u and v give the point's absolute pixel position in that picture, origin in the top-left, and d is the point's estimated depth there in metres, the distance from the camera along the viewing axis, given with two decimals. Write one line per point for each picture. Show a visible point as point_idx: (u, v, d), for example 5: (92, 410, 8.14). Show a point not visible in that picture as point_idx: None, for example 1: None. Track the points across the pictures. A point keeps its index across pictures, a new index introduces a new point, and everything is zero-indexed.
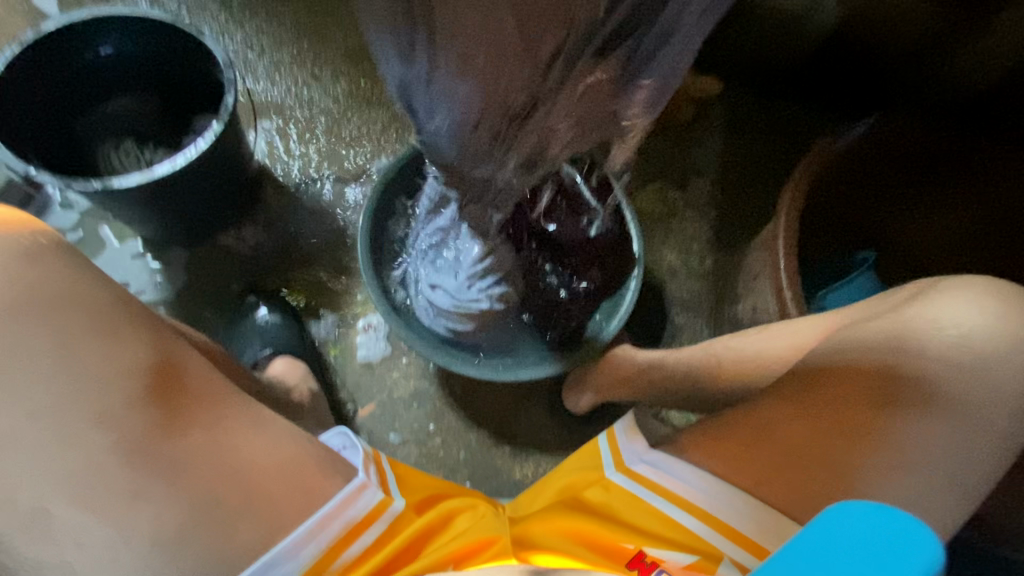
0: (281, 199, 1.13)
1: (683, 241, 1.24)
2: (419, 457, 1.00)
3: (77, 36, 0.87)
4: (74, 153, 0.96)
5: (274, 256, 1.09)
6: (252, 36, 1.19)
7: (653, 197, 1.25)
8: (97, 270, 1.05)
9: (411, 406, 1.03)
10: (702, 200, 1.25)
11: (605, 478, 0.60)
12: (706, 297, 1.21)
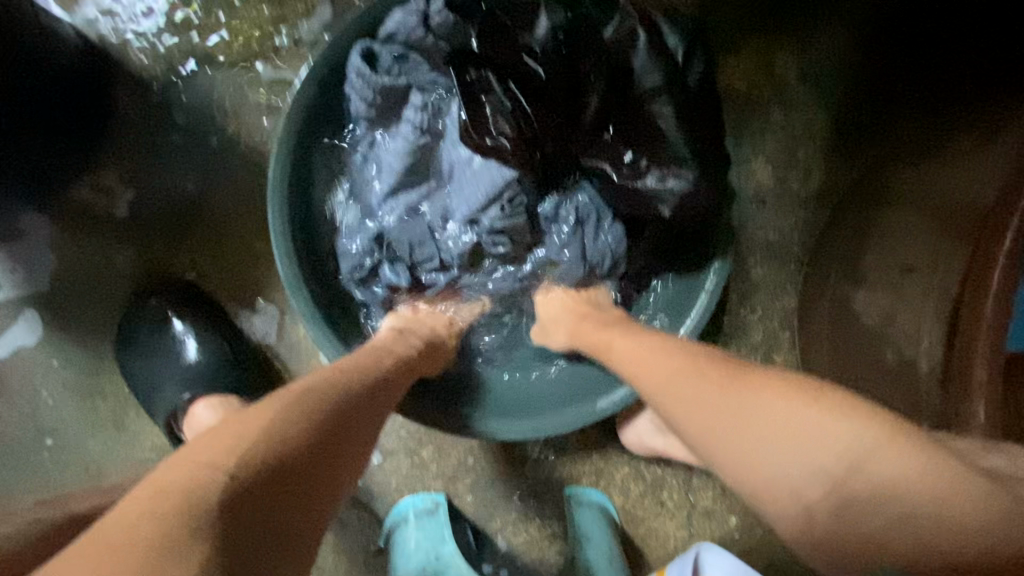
0: (151, 114, 0.72)
1: (783, 144, 0.82)
2: (411, 468, 0.82)
3: None
4: None
5: (161, 218, 0.72)
6: None
7: (748, 66, 0.80)
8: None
9: (395, 410, 0.81)
10: (824, 72, 0.80)
11: None
12: (801, 237, 0.84)
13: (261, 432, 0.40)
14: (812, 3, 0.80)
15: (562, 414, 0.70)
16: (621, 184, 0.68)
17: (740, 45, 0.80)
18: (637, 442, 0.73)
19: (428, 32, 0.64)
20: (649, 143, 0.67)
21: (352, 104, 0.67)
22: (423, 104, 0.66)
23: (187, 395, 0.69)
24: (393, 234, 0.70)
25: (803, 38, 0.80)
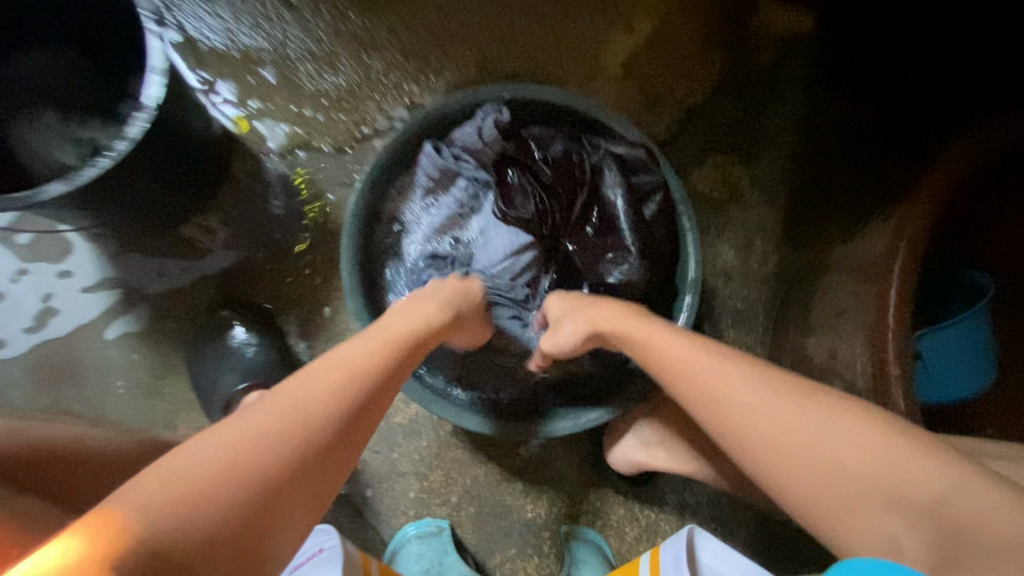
0: (254, 178, 0.93)
1: (741, 235, 1.03)
2: (419, 492, 0.89)
3: None
4: None
5: (247, 252, 0.90)
6: None
7: (710, 176, 1.03)
8: (44, 267, 0.85)
9: (410, 436, 0.90)
10: (769, 185, 1.03)
11: None
12: (763, 306, 1.01)
13: (215, 451, 0.43)
14: (757, 133, 1.04)
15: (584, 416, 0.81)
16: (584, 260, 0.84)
17: (702, 162, 1.04)
18: (621, 460, 0.84)
19: (481, 140, 0.85)
20: (619, 233, 0.82)
21: (414, 195, 0.89)
22: (470, 200, 0.87)
23: (242, 389, 0.82)
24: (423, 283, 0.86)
25: (750, 159, 1.04)
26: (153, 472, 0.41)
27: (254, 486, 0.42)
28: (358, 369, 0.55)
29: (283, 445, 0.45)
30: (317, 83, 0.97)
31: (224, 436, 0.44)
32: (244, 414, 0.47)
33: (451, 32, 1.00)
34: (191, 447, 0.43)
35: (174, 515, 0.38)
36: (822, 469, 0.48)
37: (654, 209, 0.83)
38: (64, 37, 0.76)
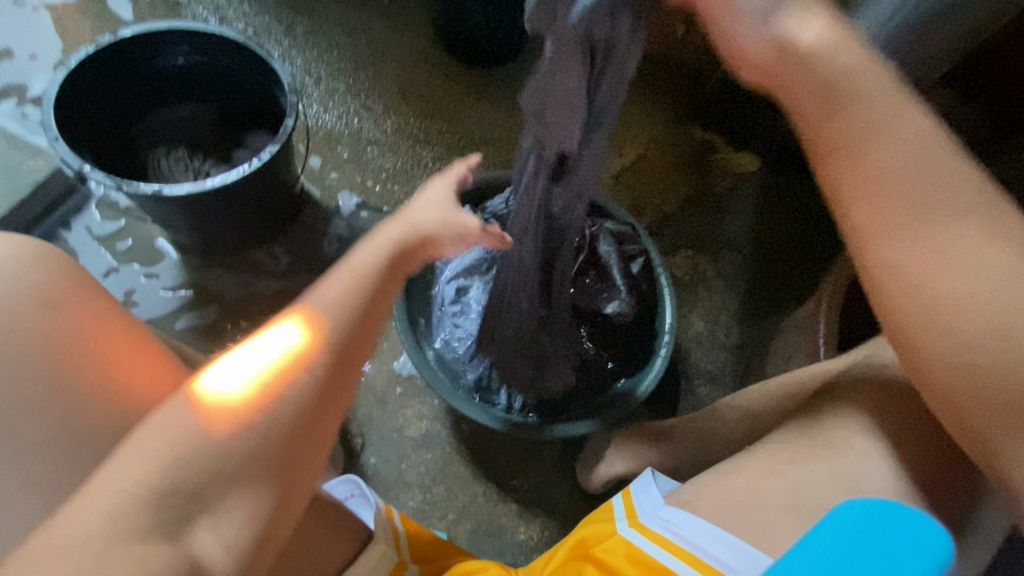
0: (318, 221, 1.13)
1: (711, 311, 1.22)
2: (421, 503, 0.96)
3: (153, 42, 0.90)
4: (126, 150, 0.97)
5: (302, 276, 1.08)
6: (315, 62, 1.28)
7: (684, 264, 1.26)
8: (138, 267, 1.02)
9: (419, 449, 0.99)
10: (732, 276, 1.25)
11: (618, 531, 0.62)
12: (730, 370, 1.18)
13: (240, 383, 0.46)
14: (721, 236, 1.28)
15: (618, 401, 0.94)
16: (583, 306, 0.99)
17: (677, 253, 1.27)
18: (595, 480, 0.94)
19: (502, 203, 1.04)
20: (611, 284, 0.99)
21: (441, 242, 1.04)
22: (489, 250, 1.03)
23: None
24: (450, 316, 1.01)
25: (716, 255, 1.27)
26: (243, 358, 0.47)
27: (281, 421, 0.45)
28: (369, 268, 0.54)
29: (341, 351, 0.49)
30: (379, 158, 1.22)
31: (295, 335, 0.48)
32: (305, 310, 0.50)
33: (488, 135, 1.28)
34: (271, 340, 0.48)
35: (276, 400, 0.45)
36: (971, 292, 0.48)
37: (639, 268, 1.01)
38: (206, 97, 1.00)
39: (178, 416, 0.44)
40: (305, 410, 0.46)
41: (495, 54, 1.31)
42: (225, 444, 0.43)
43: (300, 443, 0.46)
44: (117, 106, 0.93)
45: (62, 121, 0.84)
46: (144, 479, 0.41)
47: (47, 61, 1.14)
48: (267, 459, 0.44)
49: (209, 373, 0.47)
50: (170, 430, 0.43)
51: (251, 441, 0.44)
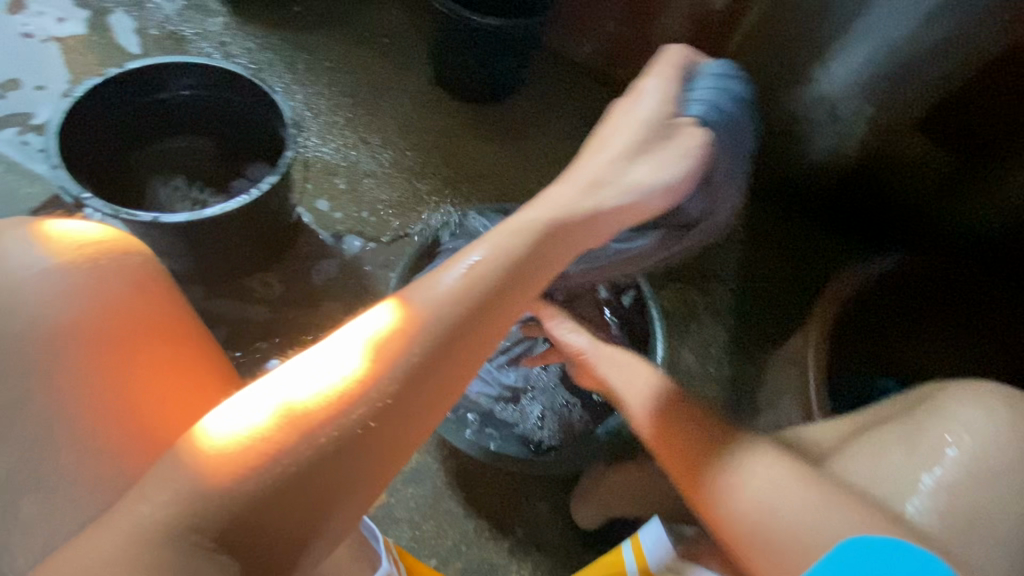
0: (313, 250, 1.14)
1: (702, 344, 1.23)
2: (410, 540, 0.93)
3: (158, 76, 0.92)
4: (125, 177, 0.98)
5: (296, 305, 1.08)
6: (315, 97, 1.32)
7: (674, 297, 1.27)
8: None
9: (408, 483, 0.97)
10: (722, 310, 1.27)
11: None
12: (722, 404, 1.18)
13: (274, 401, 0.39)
14: (712, 271, 1.31)
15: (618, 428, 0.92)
16: None
17: (667, 286, 1.28)
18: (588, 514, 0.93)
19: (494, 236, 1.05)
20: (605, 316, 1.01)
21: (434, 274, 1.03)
22: None
23: None
24: None
25: (706, 289, 1.29)
26: (270, 394, 0.40)
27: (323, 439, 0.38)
28: (473, 281, 0.45)
29: (381, 406, 0.40)
30: (376, 190, 1.24)
31: (329, 376, 0.41)
32: (357, 344, 0.42)
33: (484, 171, 1.31)
34: (303, 377, 0.41)
35: (285, 453, 0.37)
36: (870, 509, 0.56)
37: (631, 298, 1.01)
38: (207, 129, 1.02)
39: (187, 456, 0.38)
40: (315, 477, 0.38)
41: (490, 92, 1.35)
42: (223, 503, 0.36)
43: (343, 463, 0.38)
44: (120, 135, 0.95)
45: (65, 149, 0.84)
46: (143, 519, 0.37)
47: (56, 92, 1.16)
48: (265, 528, 0.37)
49: (233, 403, 0.41)
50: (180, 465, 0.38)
51: (244, 501, 0.36)
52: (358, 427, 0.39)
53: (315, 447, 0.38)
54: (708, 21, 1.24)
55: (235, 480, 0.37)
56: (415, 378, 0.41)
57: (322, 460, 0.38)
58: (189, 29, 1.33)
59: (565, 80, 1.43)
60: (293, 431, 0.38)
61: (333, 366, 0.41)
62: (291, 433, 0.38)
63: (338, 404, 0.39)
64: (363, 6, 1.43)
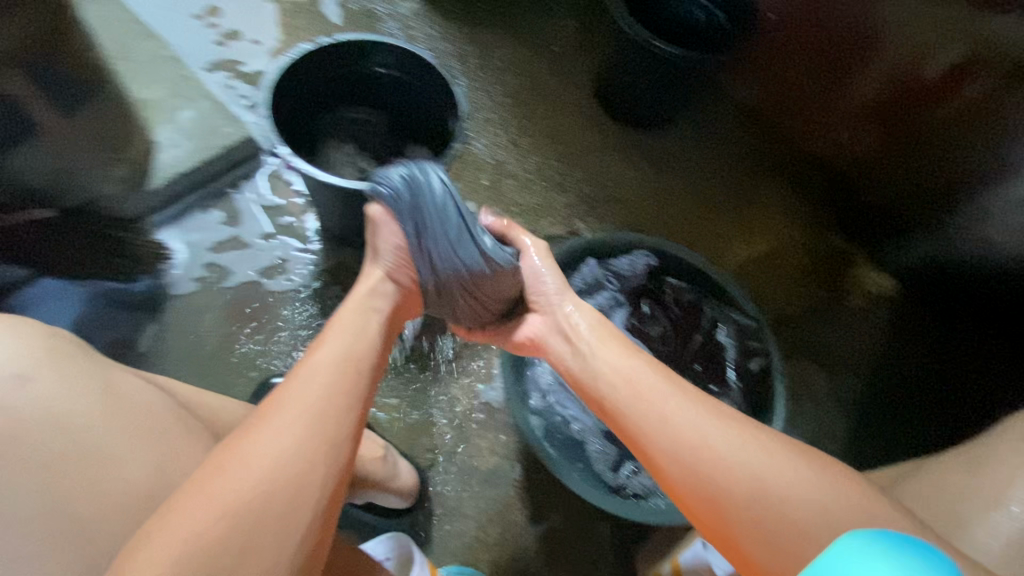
0: None
1: (814, 430, 1.14)
2: (472, 539, 0.95)
3: (359, 52, 1.00)
4: (307, 135, 1.06)
5: None
6: (479, 92, 1.37)
7: (797, 373, 1.17)
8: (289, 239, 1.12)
9: (484, 484, 0.98)
10: (847, 401, 1.16)
11: None
12: None
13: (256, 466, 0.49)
14: (839, 352, 1.20)
15: None
16: None
17: (791, 359, 1.19)
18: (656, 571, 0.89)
19: (629, 270, 1.04)
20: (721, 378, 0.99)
21: None
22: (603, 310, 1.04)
23: None
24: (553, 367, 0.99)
25: (834, 375, 1.18)
26: (243, 453, 0.50)
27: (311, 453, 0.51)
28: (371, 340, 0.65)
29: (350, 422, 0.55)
30: (515, 192, 1.27)
31: (295, 420, 0.52)
32: (293, 396, 0.54)
33: (624, 196, 1.30)
34: (262, 433, 0.51)
35: (296, 484, 0.49)
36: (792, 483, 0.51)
37: (755, 367, 0.96)
38: (387, 105, 1.09)
39: (194, 513, 0.46)
40: (334, 471, 0.52)
41: (647, 118, 1.33)
42: (246, 537, 0.46)
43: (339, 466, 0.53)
44: (315, 98, 1.04)
45: (273, 104, 0.94)
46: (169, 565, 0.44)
47: (268, 50, 1.30)
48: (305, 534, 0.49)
49: (205, 472, 0.49)
50: (187, 521, 0.46)
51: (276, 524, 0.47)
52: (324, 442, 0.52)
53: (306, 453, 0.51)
54: (910, 88, 1.09)
55: (259, 511, 0.47)
56: (363, 400, 0.58)
57: (331, 460, 0.52)
58: (381, 8, 1.43)
59: (725, 122, 1.38)
60: (291, 463, 0.49)
61: (292, 417, 0.52)
62: (289, 466, 0.49)
63: (325, 417, 0.53)
64: (542, 12, 1.47)
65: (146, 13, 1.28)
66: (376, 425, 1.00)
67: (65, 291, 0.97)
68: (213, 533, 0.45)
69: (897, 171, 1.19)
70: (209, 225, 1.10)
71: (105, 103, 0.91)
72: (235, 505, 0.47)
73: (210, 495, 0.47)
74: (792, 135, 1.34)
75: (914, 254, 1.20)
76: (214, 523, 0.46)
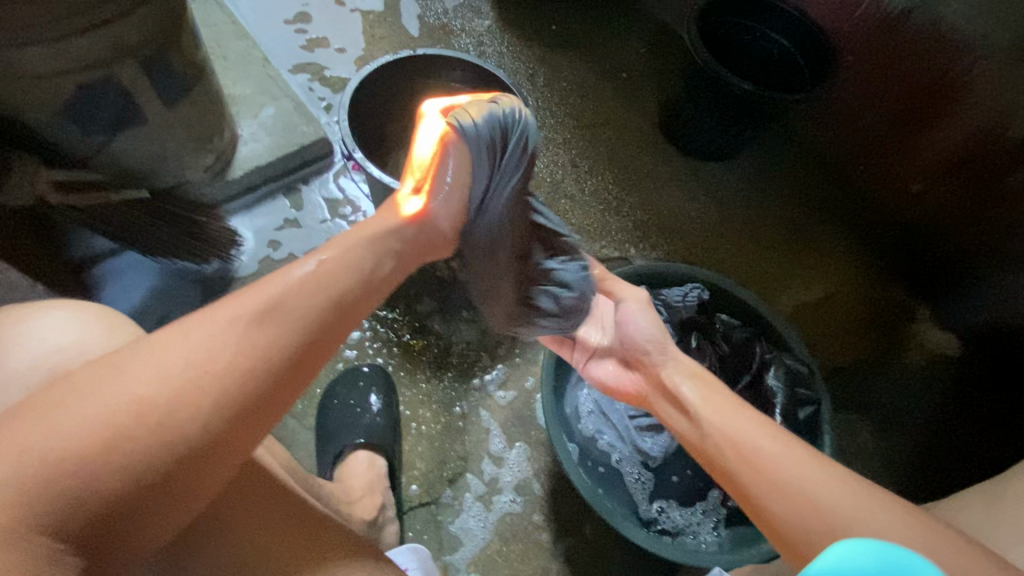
0: None
1: None
2: (494, 553, 0.95)
3: (438, 65, 1.05)
4: (379, 140, 1.11)
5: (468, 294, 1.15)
6: (543, 111, 1.39)
7: (848, 426, 1.12)
8: (348, 229, 1.17)
9: (513, 501, 0.98)
10: (897, 462, 1.10)
11: None
12: None
13: (152, 389, 0.43)
14: (891, 392, 1.16)
15: (747, 548, 0.84)
16: None
17: (842, 412, 1.14)
18: None
19: (680, 301, 1.03)
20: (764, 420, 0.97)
21: None
22: None
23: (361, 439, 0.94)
24: (589, 393, 0.99)
25: (885, 430, 1.12)
26: (123, 367, 0.43)
27: (230, 378, 0.45)
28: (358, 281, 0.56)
29: (290, 345, 0.49)
30: (569, 212, 1.28)
31: (199, 344, 0.45)
32: (228, 306, 0.48)
33: (679, 226, 1.29)
34: (144, 354, 0.44)
35: (197, 403, 0.43)
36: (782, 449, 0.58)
37: (805, 413, 0.94)
38: None
39: (50, 425, 0.40)
40: (266, 382, 0.47)
41: (708, 151, 1.33)
42: (115, 462, 0.40)
43: (270, 390, 0.47)
44: (390, 106, 1.08)
45: (353, 109, 0.99)
46: (48, 454, 0.39)
47: (349, 57, 1.37)
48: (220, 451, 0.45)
49: (65, 392, 0.42)
50: (34, 439, 0.40)
51: (162, 453, 0.42)
52: (248, 354, 0.46)
53: (228, 376, 0.45)
54: (993, 145, 1.06)
55: (137, 439, 0.41)
56: (339, 327, 0.53)
57: (252, 375, 0.46)
58: (457, 25, 1.48)
59: (790, 162, 1.36)
60: (200, 383, 0.44)
61: (181, 343, 0.45)
62: (208, 374, 0.44)
63: (247, 353, 0.46)
64: (614, 39, 1.48)
65: (243, 16, 1.38)
66: (412, 429, 1.02)
67: (142, 267, 1.05)
68: (100, 458, 0.40)
69: (970, 229, 1.14)
70: (276, 211, 1.17)
71: (203, 96, 0.98)
72: (136, 400, 0.42)
73: (111, 425, 0.41)
74: (859, 181, 1.30)
75: (979, 314, 1.15)
76: (75, 437, 0.40)
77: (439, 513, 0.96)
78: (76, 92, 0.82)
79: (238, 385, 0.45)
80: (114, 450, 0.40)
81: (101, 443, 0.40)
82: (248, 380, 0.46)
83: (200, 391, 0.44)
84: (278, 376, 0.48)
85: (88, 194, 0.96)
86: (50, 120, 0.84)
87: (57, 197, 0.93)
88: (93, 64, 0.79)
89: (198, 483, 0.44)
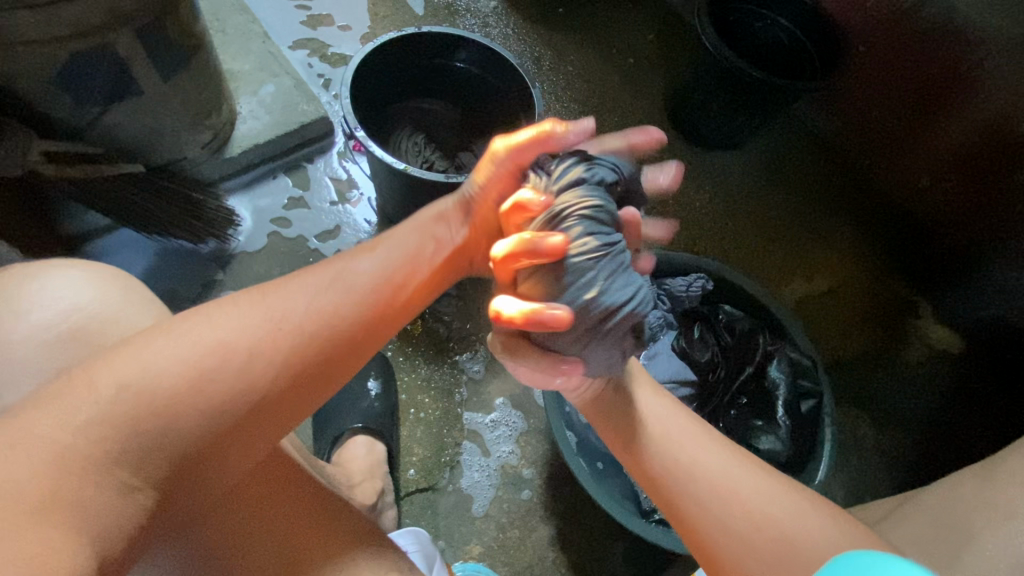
0: None
1: (855, 481, 1.08)
2: (492, 539, 0.94)
3: (443, 44, 1.02)
4: (382, 120, 1.09)
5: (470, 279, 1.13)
6: (549, 95, 1.36)
7: (845, 420, 1.12)
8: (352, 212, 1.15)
9: (510, 488, 0.97)
10: (894, 456, 1.10)
11: None
12: None
13: (223, 342, 0.46)
14: (891, 386, 1.15)
15: None
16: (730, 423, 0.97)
17: (840, 405, 1.13)
18: None
19: (684, 291, 1.02)
20: (765, 411, 0.97)
21: None
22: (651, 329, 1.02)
23: (359, 424, 0.93)
24: None
25: (883, 425, 1.12)
26: (188, 324, 0.46)
27: (300, 340, 0.49)
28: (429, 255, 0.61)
29: (364, 312, 0.54)
30: None
31: (272, 306, 0.49)
32: (296, 275, 0.52)
33: (684, 215, 1.27)
34: (215, 313, 0.47)
35: (269, 359, 0.47)
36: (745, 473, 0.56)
37: (807, 406, 0.94)
38: (461, 100, 1.10)
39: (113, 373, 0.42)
40: (334, 345, 0.51)
41: (714, 140, 1.31)
42: (191, 411, 0.43)
43: (339, 355, 0.52)
44: (394, 85, 1.06)
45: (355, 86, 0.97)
46: (108, 394, 0.42)
47: (351, 36, 1.34)
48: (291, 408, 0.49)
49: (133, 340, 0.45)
50: (124, 373, 0.42)
51: (211, 408, 0.44)
52: (325, 318, 0.51)
53: (300, 340, 0.49)
54: (998, 139, 1.05)
55: (209, 382, 0.44)
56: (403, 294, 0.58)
57: (325, 334, 0.51)
58: (462, 4, 1.44)
59: (796, 152, 1.34)
60: (279, 339, 0.48)
61: (258, 307, 0.49)
62: (282, 334, 0.48)
63: (322, 316, 0.51)
64: (622, 24, 1.45)
65: None
66: (410, 413, 1.01)
67: (137, 245, 1.03)
68: (164, 401, 0.43)
69: (973, 224, 1.13)
70: (277, 190, 1.14)
71: (202, 69, 0.95)
72: (206, 357, 0.45)
73: (188, 374, 0.44)
74: (864, 174, 1.29)
75: (978, 310, 1.15)
76: (140, 386, 0.42)
77: (436, 498, 0.96)
78: (69, 60, 0.79)
79: (313, 346, 0.50)
80: (178, 400, 0.43)
81: (172, 393, 0.43)
82: (324, 344, 0.51)
83: (272, 349, 0.48)
84: (336, 351, 0.51)
85: (78, 167, 0.93)
86: (42, 90, 0.81)
87: (48, 168, 0.90)
88: (86, 30, 0.77)
89: (253, 442, 0.47)
